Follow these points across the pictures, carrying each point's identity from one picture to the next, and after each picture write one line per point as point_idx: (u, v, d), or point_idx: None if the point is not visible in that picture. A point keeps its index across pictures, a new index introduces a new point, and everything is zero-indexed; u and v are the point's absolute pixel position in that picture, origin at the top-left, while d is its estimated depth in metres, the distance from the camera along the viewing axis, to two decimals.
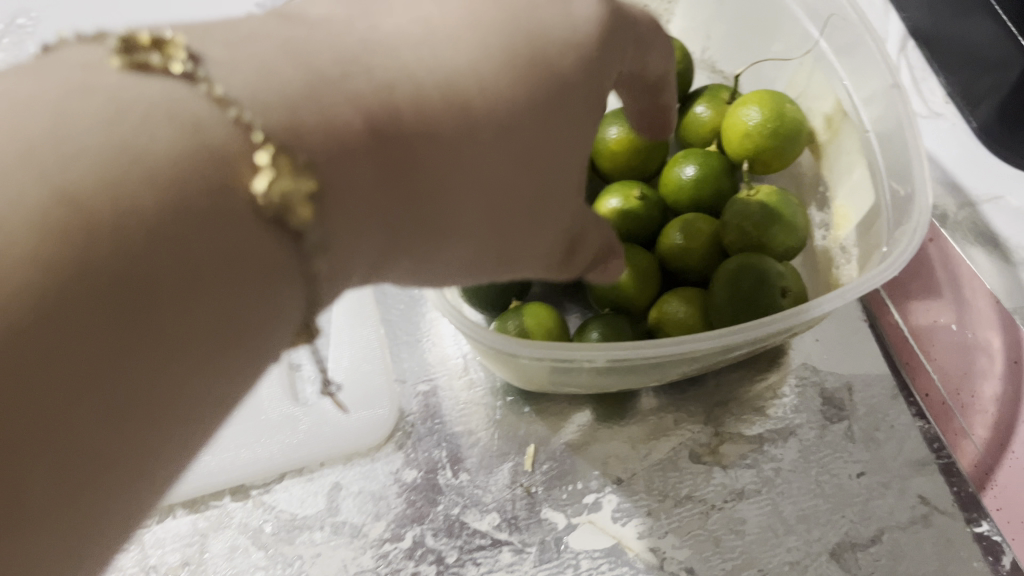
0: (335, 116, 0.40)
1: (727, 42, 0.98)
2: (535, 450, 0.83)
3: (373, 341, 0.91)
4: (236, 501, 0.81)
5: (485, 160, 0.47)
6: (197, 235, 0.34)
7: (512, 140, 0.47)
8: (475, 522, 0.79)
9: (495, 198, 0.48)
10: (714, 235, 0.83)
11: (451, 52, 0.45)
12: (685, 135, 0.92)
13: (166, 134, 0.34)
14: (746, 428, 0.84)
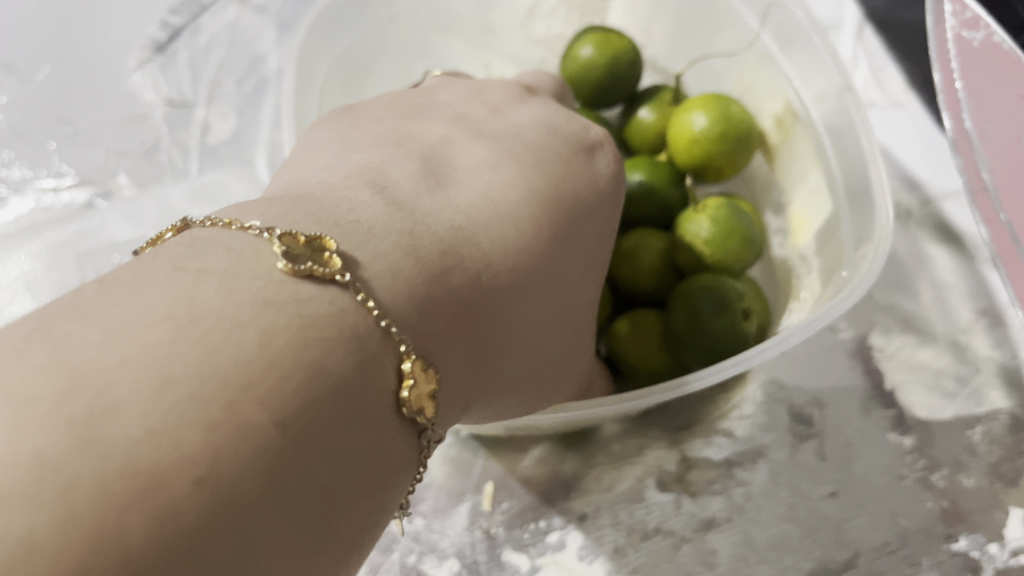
0: (442, 306, 0.51)
1: (666, 38, 1.00)
2: (494, 489, 0.79)
3: None
4: None
5: (551, 302, 0.62)
6: (360, 430, 0.42)
7: (565, 285, 0.63)
8: (433, 570, 0.75)
9: (564, 329, 0.64)
10: (667, 249, 0.80)
11: (519, 220, 0.61)
12: (635, 143, 0.89)
13: (343, 355, 0.42)
14: (713, 452, 0.80)
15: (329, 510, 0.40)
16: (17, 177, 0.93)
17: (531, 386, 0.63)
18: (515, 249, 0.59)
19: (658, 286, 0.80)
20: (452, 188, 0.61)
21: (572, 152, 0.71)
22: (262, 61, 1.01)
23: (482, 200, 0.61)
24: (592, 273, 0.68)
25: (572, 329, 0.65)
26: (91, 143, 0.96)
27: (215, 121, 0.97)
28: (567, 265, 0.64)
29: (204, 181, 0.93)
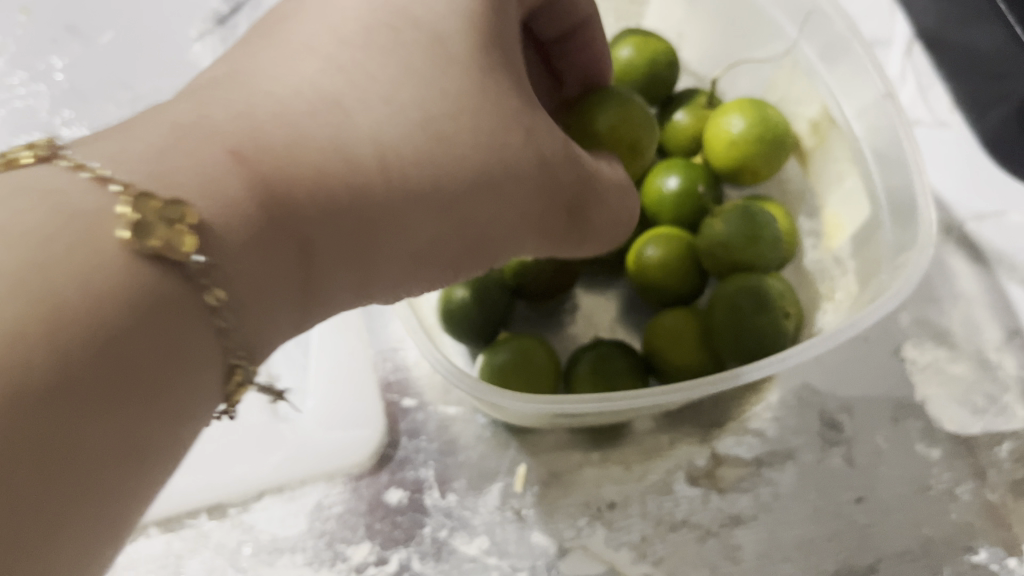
0: (226, 197, 0.44)
1: (705, 38, 0.89)
2: (527, 471, 0.81)
3: (350, 347, 0.85)
4: (213, 522, 0.78)
5: (435, 163, 0.53)
6: (135, 347, 0.39)
7: (465, 137, 0.54)
8: (464, 546, 0.77)
9: (457, 179, 0.54)
10: (691, 249, 0.81)
11: (360, 52, 0.52)
12: (666, 145, 0.87)
13: (103, 275, 0.39)
14: (743, 450, 0.82)
15: (157, 362, 0.40)
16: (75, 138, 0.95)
17: (422, 246, 0.55)
18: (357, 113, 0.50)
19: (683, 284, 0.81)
20: (259, 43, 0.52)
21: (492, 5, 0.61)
22: None
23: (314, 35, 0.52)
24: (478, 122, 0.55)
25: (503, 189, 0.57)
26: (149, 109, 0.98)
27: None
28: (428, 106, 0.53)
29: None
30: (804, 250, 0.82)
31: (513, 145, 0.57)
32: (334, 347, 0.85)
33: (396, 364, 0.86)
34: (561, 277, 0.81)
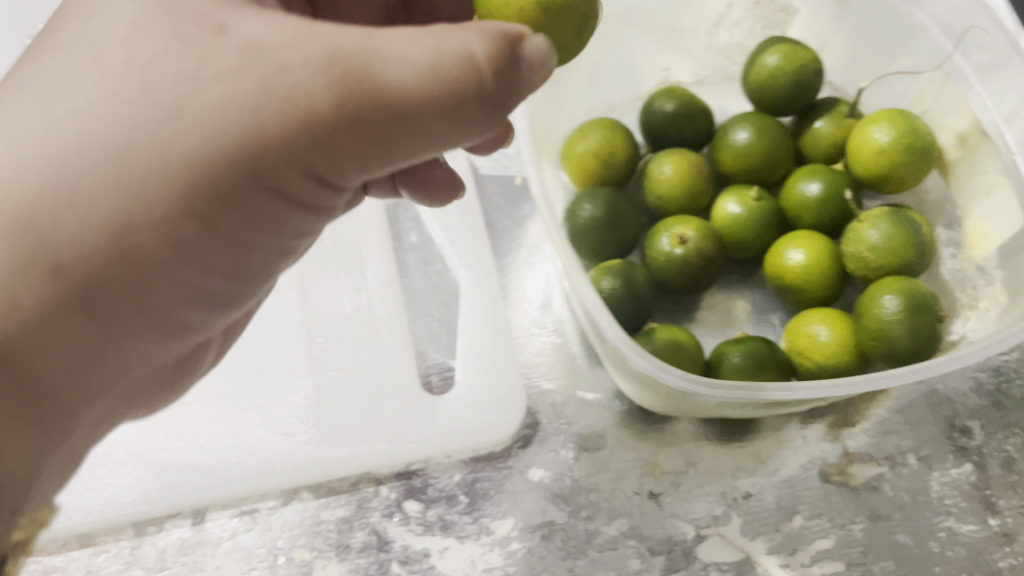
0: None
1: (850, 50, 0.92)
2: (665, 458, 0.83)
3: (495, 330, 0.87)
4: (363, 490, 0.81)
5: (120, 87, 0.45)
6: None
7: (132, 83, 0.45)
8: (604, 527, 0.80)
9: (160, 132, 0.44)
10: (834, 254, 0.83)
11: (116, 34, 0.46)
12: (805, 152, 0.90)
13: None
14: (874, 450, 0.84)
15: None
16: None
17: (156, 244, 0.46)
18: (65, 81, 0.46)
19: (826, 287, 0.83)
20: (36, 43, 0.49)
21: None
22: None
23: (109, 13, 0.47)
24: (265, 31, 0.44)
25: (224, 137, 0.44)
26: None
27: None
28: (159, 60, 0.45)
29: None
30: (943, 259, 0.84)
31: (219, 63, 0.44)
32: (478, 329, 0.87)
33: (535, 349, 0.89)
34: (707, 273, 0.84)
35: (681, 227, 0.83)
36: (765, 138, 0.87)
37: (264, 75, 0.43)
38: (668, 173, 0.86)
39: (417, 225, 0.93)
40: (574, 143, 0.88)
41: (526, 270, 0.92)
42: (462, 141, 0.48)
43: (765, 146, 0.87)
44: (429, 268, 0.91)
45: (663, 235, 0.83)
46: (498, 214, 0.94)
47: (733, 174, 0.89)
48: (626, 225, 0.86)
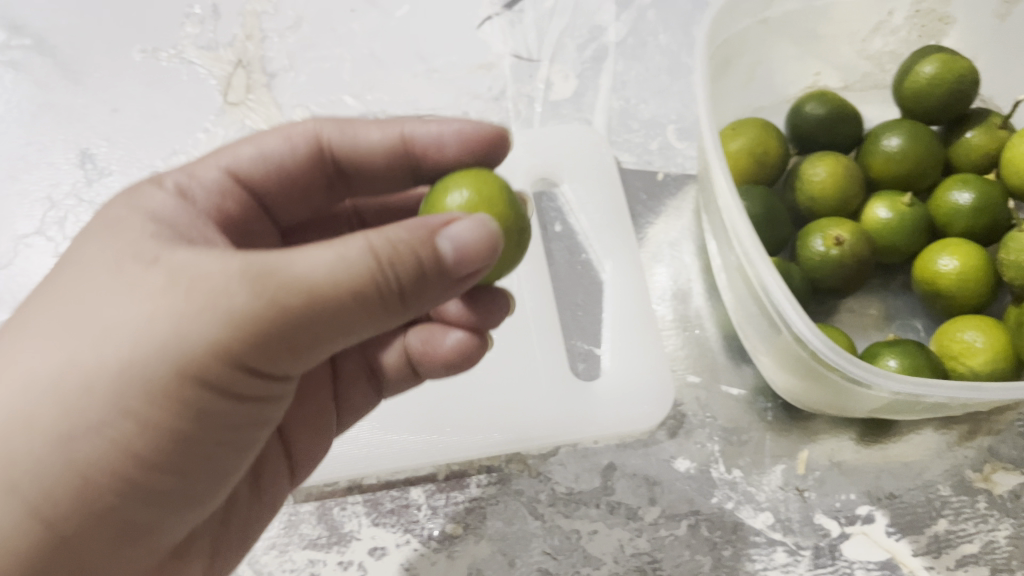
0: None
1: (1002, 64, 0.93)
2: (808, 455, 0.84)
3: (640, 323, 0.88)
4: (512, 470, 0.82)
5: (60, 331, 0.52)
6: None
7: (101, 314, 0.51)
8: (750, 520, 0.81)
9: (107, 354, 0.50)
10: (989, 264, 0.84)
11: (42, 313, 0.54)
12: (954, 162, 0.91)
13: None
14: (1017, 459, 0.85)
15: None
16: (372, 98, 1.00)
17: (124, 461, 0.51)
18: (22, 336, 0.53)
19: (979, 296, 0.84)
20: (41, 287, 0.56)
21: (281, 141, 0.72)
22: (602, 30, 1.05)
23: (53, 288, 0.55)
24: (192, 259, 0.51)
25: (154, 348, 0.50)
26: (443, 81, 1.01)
27: (557, 78, 1.02)
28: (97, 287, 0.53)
29: (543, 132, 0.98)
30: None
31: (151, 284, 0.51)
32: (625, 320, 0.88)
33: (677, 344, 0.90)
34: (859, 276, 0.85)
35: (835, 230, 0.84)
36: (920, 146, 0.87)
37: (186, 292, 0.50)
38: (821, 175, 0.87)
39: (562, 215, 0.94)
40: (729, 141, 0.89)
41: (665, 266, 0.94)
42: (370, 329, 0.53)
43: (919, 154, 0.87)
44: (575, 258, 0.92)
45: (818, 237, 0.85)
46: (642, 209, 0.96)
47: (882, 180, 0.90)
48: (778, 224, 0.87)
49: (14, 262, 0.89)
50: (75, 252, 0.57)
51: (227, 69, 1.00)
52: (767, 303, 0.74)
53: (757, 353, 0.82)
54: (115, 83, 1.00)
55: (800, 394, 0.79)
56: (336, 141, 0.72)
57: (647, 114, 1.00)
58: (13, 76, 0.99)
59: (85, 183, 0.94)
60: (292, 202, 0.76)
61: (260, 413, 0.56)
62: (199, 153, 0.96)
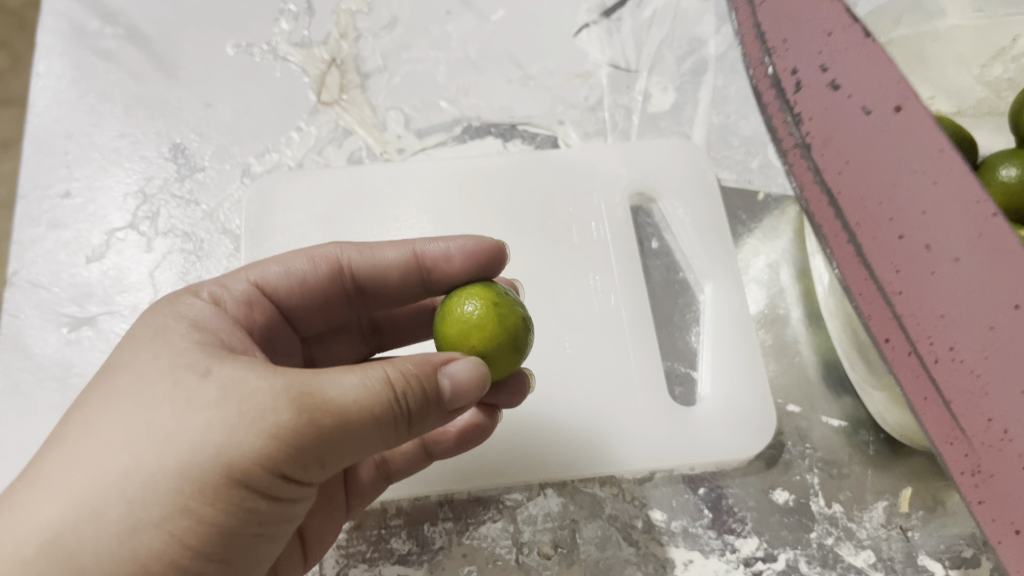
0: None
1: None
2: (912, 493, 0.81)
3: (741, 349, 0.85)
4: (605, 493, 0.80)
5: (109, 432, 0.49)
6: None
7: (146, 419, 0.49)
8: (850, 557, 0.78)
9: (153, 457, 0.48)
10: None
11: (89, 412, 0.51)
12: None
13: None
14: None
15: None
16: (467, 104, 0.98)
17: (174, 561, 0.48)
18: (64, 443, 0.50)
19: None
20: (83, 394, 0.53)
21: (304, 262, 0.70)
22: (701, 42, 1.02)
23: (100, 393, 0.52)
24: (246, 369, 0.50)
25: (203, 456, 0.47)
26: (539, 89, 0.99)
27: (655, 91, 0.99)
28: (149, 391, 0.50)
29: (640, 145, 0.95)
30: None
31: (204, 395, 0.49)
32: (725, 344, 0.85)
33: (775, 370, 0.88)
34: None
35: None
36: None
37: (240, 400, 0.48)
38: None
39: (660, 232, 0.92)
40: None
41: (763, 289, 0.92)
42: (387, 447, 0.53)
43: None
44: (672, 277, 0.90)
45: None
46: (741, 229, 0.94)
47: None
48: None
49: (107, 256, 0.88)
50: (117, 361, 0.55)
51: (321, 68, 0.99)
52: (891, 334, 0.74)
53: (867, 390, 0.81)
54: (207, 76, 0.99)
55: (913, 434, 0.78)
56: (355, 260, 0.71)
57: (747, 131, 0.98)
58: (107, 65, 0.99)
59: (177, 179, 0.93)
60: (309, 315, 0.73)
61: (287, 515, 0.54)
62: (291, 153, 0.95)
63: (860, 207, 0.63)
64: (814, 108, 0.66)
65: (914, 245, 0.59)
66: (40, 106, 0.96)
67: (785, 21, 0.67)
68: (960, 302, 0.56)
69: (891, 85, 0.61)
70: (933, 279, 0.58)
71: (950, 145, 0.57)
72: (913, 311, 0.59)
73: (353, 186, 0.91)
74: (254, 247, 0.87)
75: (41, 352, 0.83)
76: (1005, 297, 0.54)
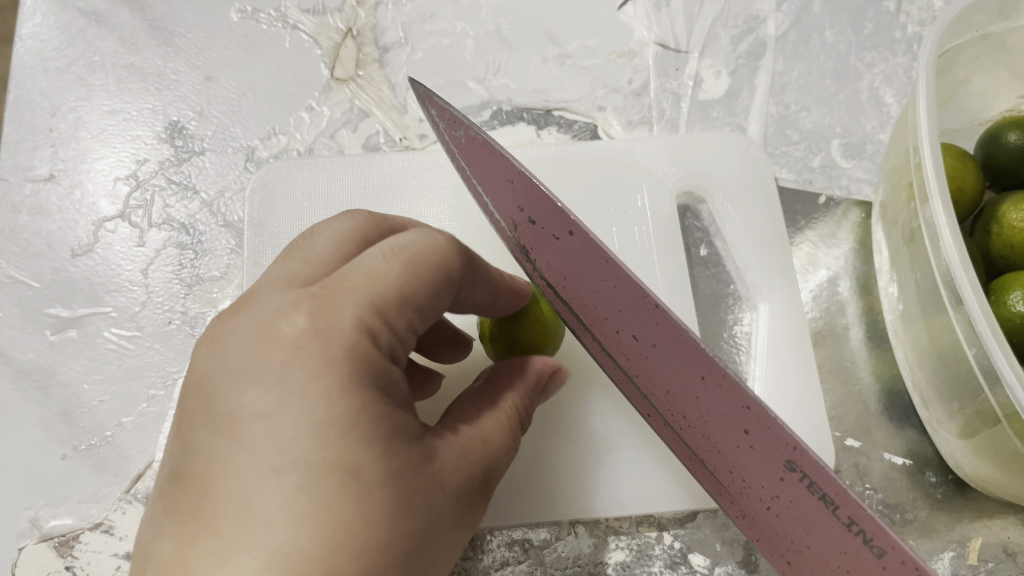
0: None
1: None
2: (981, 543, 0.71)
3: (799, 373, 0.76)
4: (644, 534, 0.73)
5: (360, 567, 0.42)
6: None
7: (398, 545, 0.44)
8: None
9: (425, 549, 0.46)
10: None
11: (293, 523, 0.42)
12: None
13: None
14: None
15: None
16: (497, 84, 0.89)
17: None
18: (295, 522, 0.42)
19: None
20: (294, 451, 0.43)
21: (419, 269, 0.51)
22: (759, 20, 0.92)
23: (292, 497, 0.42)
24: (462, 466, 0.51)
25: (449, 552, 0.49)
26: (579, 69, 0.90)
27: (707, 75, 0.89)
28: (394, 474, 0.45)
29: (690, 137, 0.85)
30: None
31: (444, 510, 0.48)
32: (783, 366, 0.76)
33: (833, 397, 0.78)
34: None
35: None
36: None
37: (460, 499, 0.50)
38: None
39: (709, 234, 0.83)
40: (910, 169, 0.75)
41: (822, 302, 0.82)
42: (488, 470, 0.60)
43: None
44: (720, 287, 0.81)
45: (1016, 291, 0.66)
46: (796, 234, 0.84)
47: None
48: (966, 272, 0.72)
49: (95, 251, 0.80)
50: (298, 449, 0.43)
51: (335, 38, 0.89)
52: (972, 367, 0.63)
53: (939, 429, 0.72)
54: (209, 46, 0.89)
55: (1000, 483, 0.66)
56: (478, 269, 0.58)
57: (808, 124, 0.88)
58: (99, 30, 0.88)
59: (173, 162, 0.83)
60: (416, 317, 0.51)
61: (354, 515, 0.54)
62: (301, 136, 0.86)
63: (583, 302, 0.60)
64: (532, 236, 0.61)
65: (626, 338, 0.58)
66: (23, 75, 0.86)
67: (484, 165, 0.62)
68: (674, 371, 0.55)
69: (547, 211, 0.57)
70: (652, 354, 0.56)
71: (612, 255, 0.53)
72: (654, 387, 0.59)
73: (367, 174, 0.81)
74: (258, 244, 0.78)
75: (20, 358, 0.75)
76: (693, 369, 0.52)
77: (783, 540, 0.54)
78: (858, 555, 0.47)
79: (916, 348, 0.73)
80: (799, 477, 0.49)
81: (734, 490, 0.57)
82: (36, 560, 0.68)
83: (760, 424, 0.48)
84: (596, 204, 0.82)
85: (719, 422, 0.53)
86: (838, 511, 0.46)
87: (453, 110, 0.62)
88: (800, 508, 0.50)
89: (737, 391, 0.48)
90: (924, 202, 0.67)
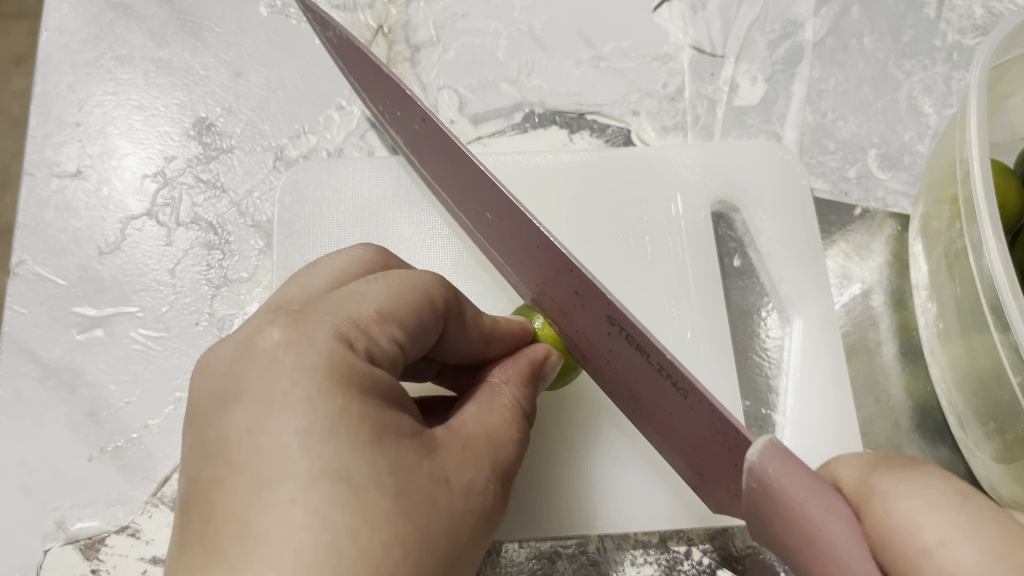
0: None
1: None
2: None
3: (830, 390, 0.74)
4: (673, 550, 0.72)
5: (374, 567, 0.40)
6: None
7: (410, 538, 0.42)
8: None
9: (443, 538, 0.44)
10: None
11: (297, 535, 0.40)
12: None
13: None
14: None
15: None
16: (530, 86, 0.88)
17: None
18: (299, 530, 0.40)
19: None
20: (284, 466, 0.42)
21: (398, 287, 0.51)
22: (796, 25, 0.90)
23: (289, 508, 0.41)
24: (464, 461, 0.49)
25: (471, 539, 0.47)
26: (612, 71, 0.89)
27: (742, 81, 0.88)
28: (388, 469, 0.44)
29: (721, 147, 0.83)
30: None
31: (453, 505, 0.46)
32: (814, 383, 0.75)
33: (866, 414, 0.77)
34: None
35: None
36: None
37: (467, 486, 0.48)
38: None
39: (743, 245, 0.82)
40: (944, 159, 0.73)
41: (855, 317, 0.81)
42: None
43: None
44: (750, 299, 0.80)
45: None
46: (829, 245, 0.83)
47: None
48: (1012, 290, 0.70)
49: (122, 249, 0.79)
50: (285, 461, 0.42)
51: (366, 35, 0.88)
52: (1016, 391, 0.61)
53: (975, 451, 0.71)
54: (237, 40, 0.88)
55: None
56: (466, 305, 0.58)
57: (845, 133, 0.87)
58: (127, 23, 0.87)
59: (201, 160, 0.82)
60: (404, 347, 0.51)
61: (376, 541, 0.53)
62: (330, 135, 0.84)
63: (454, 188, 0.66)
64: (405, 123, 0.68)
65: (485, 218, 0.63)
66: (50, 67, 0.85)
67: (354, 58, 0.69)
68: (518, 241, 0.59)
69: (406, 104, 0.64)
70: (502, 231, 0.61)
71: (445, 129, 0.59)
72: (518, 267, 0.64)
73: (397, 176, 0.80)
74: (286, 246, 0.77)
75: (46, 357, 0.74)
76: (528, 236, 0.56)
77: (636, 398, 0.58)
78: (672, 395, 0.50)
79: (954, 369, 0.72)
80: (619, 331, 0.52)
81: (599, 365, 0.61)
82: (62, 563, 0.67)
83: (581, 283, 0.52)
84: (629, 211, 0.80)
85: (557, 283, 0.57)
86: (652, 357, 0.49)
87: (321, 12, 0.70)
88: (629, 360, 0.54)
89: (562, 256, 0.53)
90: (972, 221, 0.66)
